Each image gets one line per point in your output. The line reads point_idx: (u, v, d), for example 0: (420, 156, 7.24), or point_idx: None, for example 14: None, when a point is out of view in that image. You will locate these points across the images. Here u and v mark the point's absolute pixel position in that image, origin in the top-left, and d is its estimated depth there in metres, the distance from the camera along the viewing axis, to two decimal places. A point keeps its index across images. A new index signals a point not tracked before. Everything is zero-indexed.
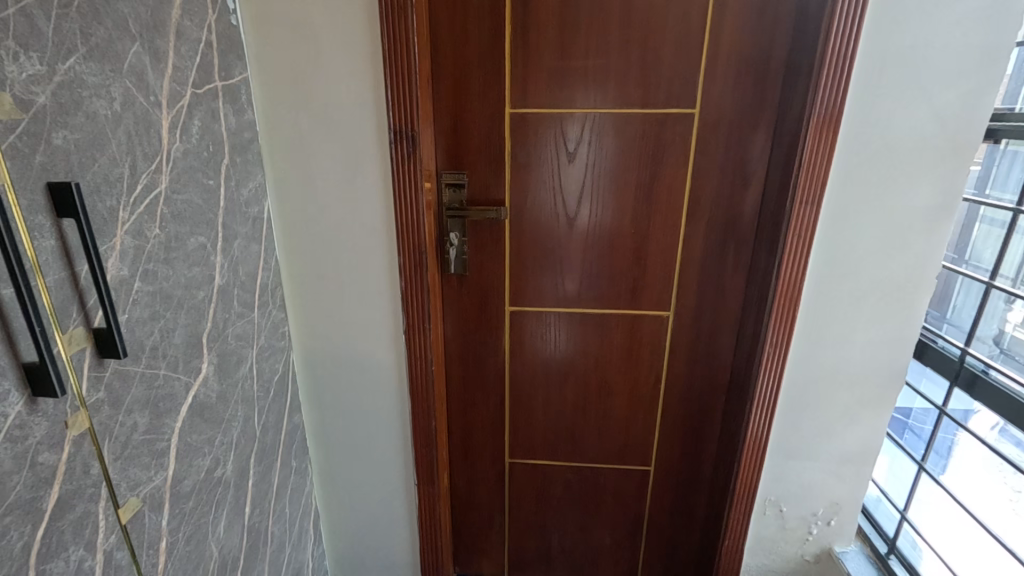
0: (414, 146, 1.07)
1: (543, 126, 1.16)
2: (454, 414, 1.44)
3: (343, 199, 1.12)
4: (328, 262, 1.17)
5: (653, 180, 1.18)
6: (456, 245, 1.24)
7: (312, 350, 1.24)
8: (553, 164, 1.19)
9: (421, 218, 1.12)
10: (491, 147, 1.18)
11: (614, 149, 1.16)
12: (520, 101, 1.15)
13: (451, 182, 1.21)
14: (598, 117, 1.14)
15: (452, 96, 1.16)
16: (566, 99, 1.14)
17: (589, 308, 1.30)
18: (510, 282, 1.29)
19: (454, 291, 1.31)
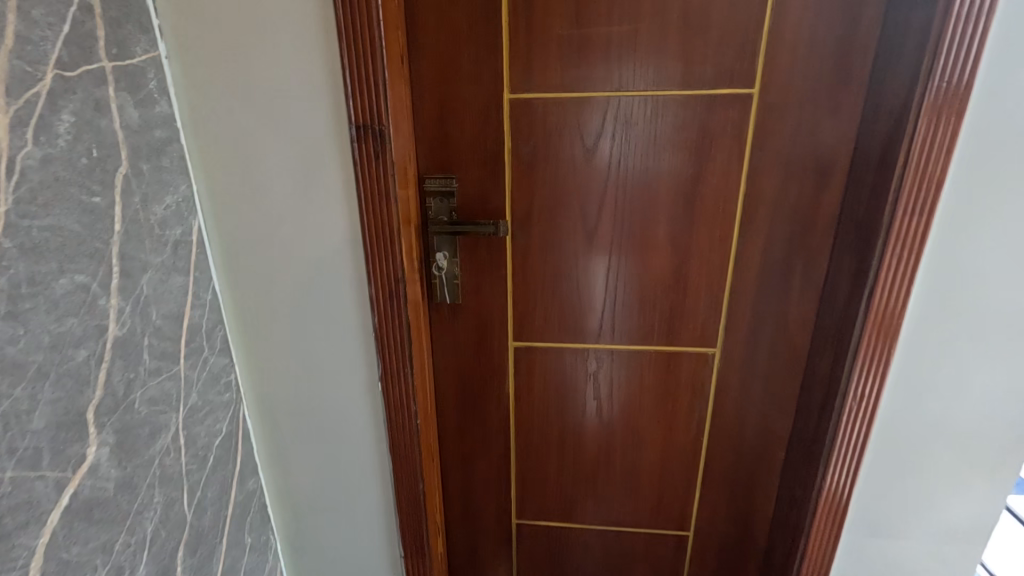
0: (385, 145, 0.82)
1: (553, 115, 0.90)
2: (450, 468, 1.19)
3: (297, 214, 0.87)
4: (284, 292, 0.93)
5: (697, 181, 0.91)
6: (445, 267, 0.99)
7: (270, 399, 1.00)
8: (565, 164, 0.92)
9: (397, 239, 0.88)
10: (487, 143, 0.92)
11: (645, 142, 0.90)
12: (523, 83, 0.88)
13: (438, 189, 0.95)
14: (625, 102, 0.88)
15: (434, 78, 0.89)
16: (585, 78, 0.87)
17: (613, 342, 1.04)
18: (514, 311, 1.04)
19: (445, 322, 1.06)
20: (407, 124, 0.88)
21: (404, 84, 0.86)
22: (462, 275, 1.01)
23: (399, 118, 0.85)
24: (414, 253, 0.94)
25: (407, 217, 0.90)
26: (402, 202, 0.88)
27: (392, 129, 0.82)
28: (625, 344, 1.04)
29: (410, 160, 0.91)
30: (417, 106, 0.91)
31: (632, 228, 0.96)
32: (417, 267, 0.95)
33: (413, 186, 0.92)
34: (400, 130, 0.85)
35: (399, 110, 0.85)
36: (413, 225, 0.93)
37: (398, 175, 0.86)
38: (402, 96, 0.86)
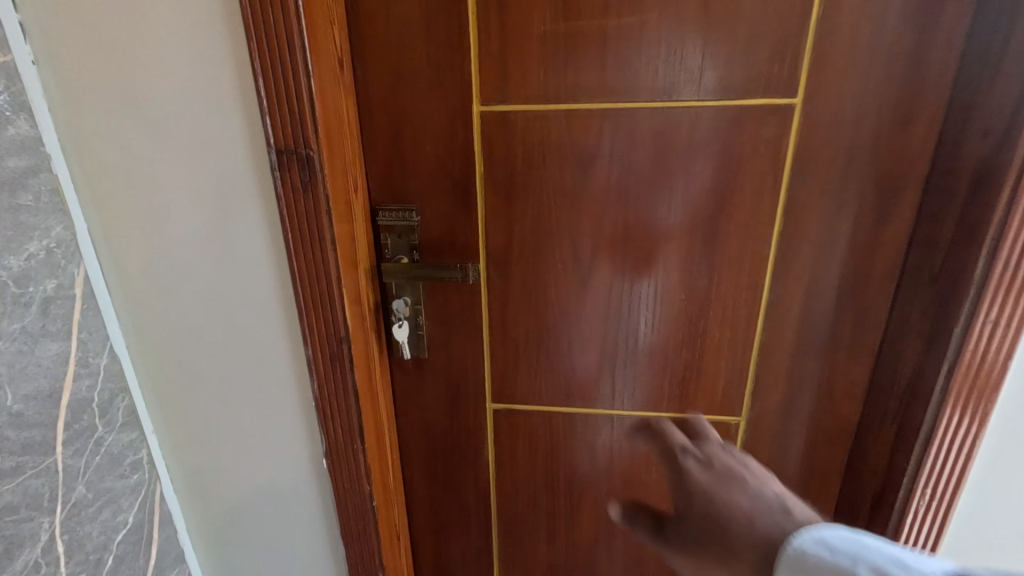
0: (316, 174, 0.64)
1: (536, 132, 0.70)
2: (421, 544, 1.01)
3: (214, 257, 0.70)
4: (205, 350, 0.75)
5: (721, 216, 0.71)
6: (408, 315, 0.81)
7: (197, 474, 0.83)
8: (551, 193, 0.73)
9: (337, 289, 0.69)
10: (453, 167, 0.73)
11: (653, 164, 0.70)
12: (497, 91, 0.69)
13: (395, 222, 0.77)
14: (628, 115, 0.68)
15: (385, 86, 0.70)
16: (575, 85, 0.68)
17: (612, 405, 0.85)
18: (492, 367, 0.85)
19: (408, 380, 0.87)
20: (350, 144, 0.70)
21: (343, 95, 0.68)
22: (429, 324, 0.83)
23: (336, 138, 0.66)
24: (364, 302, 0.76)
25: (353, 260, 0.72)
26: (344, 243, 0.70)
27: (325, 153, 0.64)
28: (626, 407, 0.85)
29: (356, 188, 0.72)
30: (364, 121, 0.72)
31: (636, 271, 0.76)
32: (368, 319, 0.77)
33: (362, 221, 0.74)
34: (339, 153, 0.67)
35: (336, 127, 0.66)
36: (362, 268, 0.75)
37: (337, 210, 0.67)
38: (341, 111, 0.67)
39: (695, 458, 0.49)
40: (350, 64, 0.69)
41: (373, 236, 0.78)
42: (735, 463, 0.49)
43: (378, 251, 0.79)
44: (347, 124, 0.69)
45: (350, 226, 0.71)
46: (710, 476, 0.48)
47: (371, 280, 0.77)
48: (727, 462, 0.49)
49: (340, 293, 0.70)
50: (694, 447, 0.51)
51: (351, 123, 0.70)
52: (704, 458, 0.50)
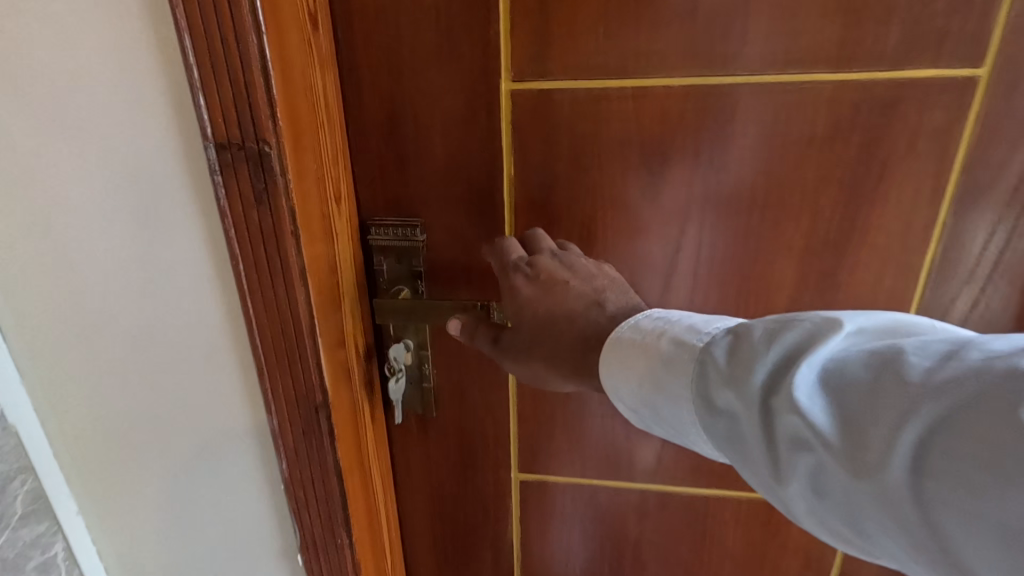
0: (276, 177, 0.44)
1: (589, 120, 0.49)
2: None
3: (140, 292, 0.51)
4: (137, 413, 0.56)
5: (851, 238, 0.50)
6: (410, 363, 0.61)
7: (137, 568, 0.64)
8: (608, 204, 0.52)
9: (309, 339, 0.49)
10: (473, 168, 0.53)
11: (758, 165, 0.49)
12: (536, 59, 0.48)
13: (393, 243, 0.56)
14: (727, 95, 0.47)
15: (377, 54, 0.50)
16: (651, 50, 0.47)
17: (675, 479, 0.66)
18: (519, 428, 0.65)
19: (410, 442, 0.67)
20: (332, 134, 0.50)
21: (320, 64, 0.47)
22: (438, 375, 0.63)
23: (309, 125, 0.46)
24: (353, 350, 0.56)
25: (336, 292, 0.52)
26: (321, 273, 0.50)
27: (290, 148, 0.44)
28: (694, 480, 0.65)
29: (342, 196, 0.52)
30: (349, 103, 0.52)
31: (722, 314, 0.55)
32: (358, 371, 0.57)
33: (349, 241, 0.54)
34: (314, 147, 0.47)
35: (309, 109, 0.46)
36: (350, 303, 0.55)
37: (309, 228, 0.47)
38: (316, 86, 0.47)
39: (527, 273, 0.49)
40: (327, 21, 0.49)
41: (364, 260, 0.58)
42: (563, 272, 0.49)
43: (370, 279, 0.59)
44: (327, 106, 0.49)
45: (332, 246, 0.51)
46: (540, 289, 0.48)
47: (363, 318, 0.57)
48: (556, 274, 0.49)
49: (315, 343, 0.50)
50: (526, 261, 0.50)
51: (332, 104, 0.50)
52: (534, 267, 0.49)
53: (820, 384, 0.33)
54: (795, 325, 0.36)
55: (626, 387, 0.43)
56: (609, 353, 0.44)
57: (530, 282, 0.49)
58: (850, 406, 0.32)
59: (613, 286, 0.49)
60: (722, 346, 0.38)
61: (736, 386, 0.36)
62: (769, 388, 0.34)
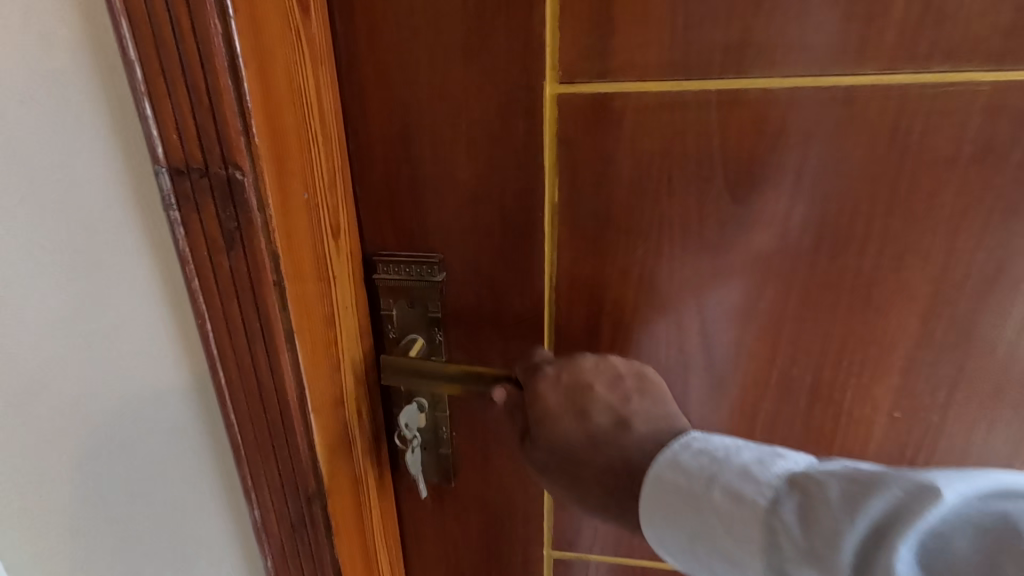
0: (252, 210, 0.33)
1: (660, 134, 0.38)
2: None
3: (70, 361, 0.39)
4: (54, 527, 0.42)
5: (996, 287, 0.39)
6: (424, 426, 0.50)
7: None
8: (677, 241, 0.41)
9: (298, 415, 0.38)
10: (506, 192, 0.42)
11: (880, 194, 0.38)
12: (592, 56, 0.37)
13: (405, 283, 0.45)
14: (845, 102, 0.36)
15: (385, 47, 0.39)
16: (747, 43, 0.35)
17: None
18: (553, 507, 0.53)
19: (421, 517, 0.56)
20: (327, 150, 0.39)
21: (311, 60, 0.36)
22: (458, 438, 0.52)
23: (297, 140, 0.35)
24: (355, 417, 0.44)
25: (334, 349, 0.41)
26: (314, 329, 0.38)
27: (270, 171, 0.33)
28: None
29: (341, 228, 0.41)
30: (351, 111, 0.41)
31: (818, 378, 0.44)
32: (363, 442, 0.46)
33: (350, 282, 0.42)
34: (304, 168, 0.36)
35: (297, 119, 0.35)
36: (351, 360, 0.43)
37: (299, 274, 0.36)
38: (307, 88, 0.36)
39: (550, 377, 0.42)
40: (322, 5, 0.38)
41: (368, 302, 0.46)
42: (591, 376, 0.41)
43: (375, 325, 0.47)
44: (322, 115, 0.38)
45: (329, 293, 0.39)
46: (564, 396, 0.41)
47: (367, 375, 0.46)
48: (582, 378, 0.41)
49: (306, 419, 0.39)
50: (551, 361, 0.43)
51: (328, 112, 0.39)
52: (557, 368, 0.42)
53: (926, 568, 0.25)
54: (877, 487, 0.27)
55: (676, 543, 0.34)
56: (650, 498, 0.35)
57: (553, 385, 0.41)
58: None
59: (646, 394, 0.40)
60: (793, 505, 0.30)
61: (818, 566, 0.27)
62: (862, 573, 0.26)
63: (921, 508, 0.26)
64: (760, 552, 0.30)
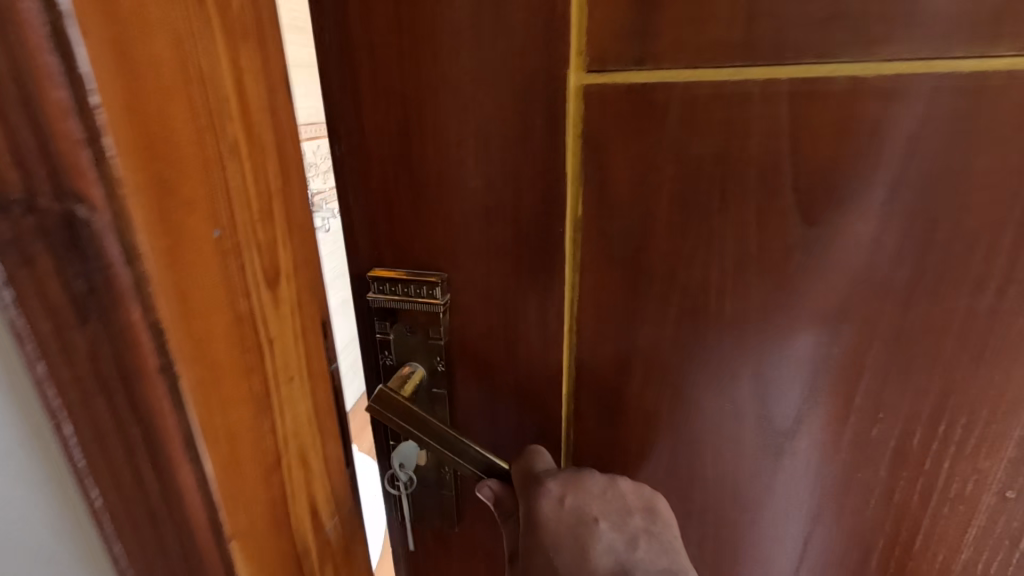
0: (112, 261, 0.24)
1: (713, 135, 0.30)
2: None
3: None
4: None
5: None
6: (423, 467, 0.44)
7: None
8: (729, 270, 0.33)
9: (201, 522, 0.29)
10: (520, 201, 0.35)
11: (1008, 217, 0.29)
12: (629, 37, 0.30)
13: (403, 304, 0.39)
14: (966, 94, 0.27)
15: (380, 26, 0.33)
16: (835, 16, 0.27)
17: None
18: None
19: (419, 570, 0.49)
20: (258, 175, 0.30)
21: (228, 50, 0.27)
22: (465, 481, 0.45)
23: (200, 163, 0.27)
24: (305, 497, 0.37)
25: (268, 424, 0.33)
26: (235, 409, 0.30)
27: (143, 204, 0.24)
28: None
29: (282, 272, 0.33)
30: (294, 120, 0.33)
31: (905, 444, 0.35)
32: (312, 523, 0.38)
33: (298, 338, 0.35)
34: (213, 201, 0.27)
35: (200, 135, 0.26)
36: (297, 429, 0.35)
37: (200, 342, 0.27)
38: (220, 93, 0.27)
39: (551, 507, 0.36)
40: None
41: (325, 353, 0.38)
42: (597, 518, 0.36)
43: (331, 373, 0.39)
44: (247, 127, 0.29)
45: (262, 354, 0.32)
46: (565, 533, 0.35)
47: (322, 443, 0.38)
48: (587, 520, 0.35)
49: (214, 519, 0.30)
50: (555, 482, 0.37)
51: (264, 122, 0.30)
52: (561, 488, 0.36)
53: None
54: None
55: None
56: None
57: (556, 511, 0.35)
58: None
59: (653, 536, 0.36)
60: None
61: None
62: None
63: None
64: None
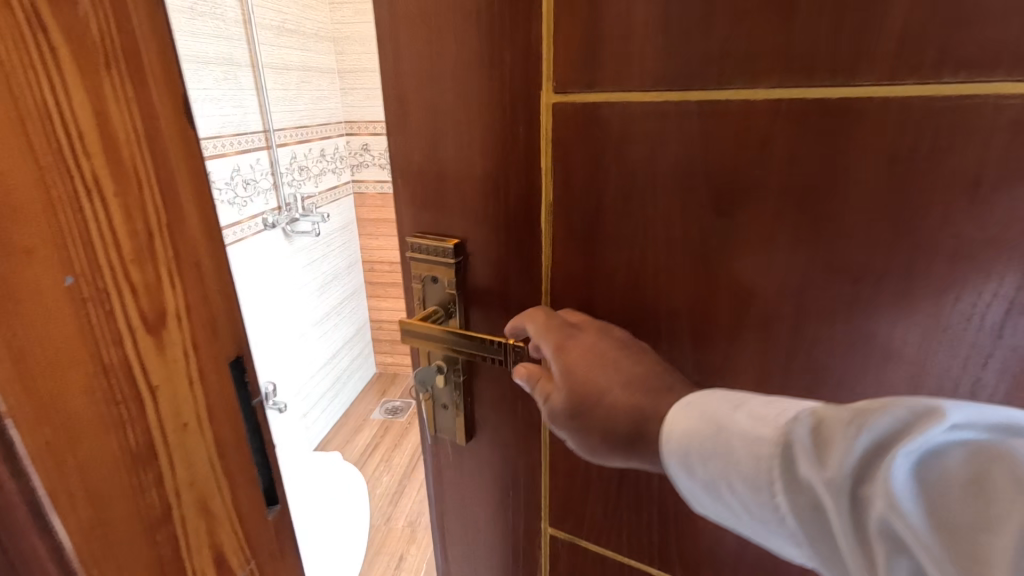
0: None
1: (643, 142, 0.41)
2: None
3: None
4: None
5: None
6: (442, 389, 0.62)
7: None
8: (661, 245, 0.44)
9: None
10: (509, 187, 0.48)
11: (878, 213, 0.36)
12: (583, 69, 0.41)
13: (427, 259, 0.54)
14: (836, 113, 0.35)
15: (418, 61, 0.47)
16: (726, 57, 0.36)
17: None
18: (552, 477, 0.59)
19: (443, 461, 0.67)
20: (131, 223, 0.33)
21: (93, 110, 0.30)
22: (470, 403, 0.61)
23: (56, 235, 0.29)
24: (206, 538, 0.41)
25: (151, 464, 0.36)
26: (95, 464, 0.32)
27: None
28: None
29: (169, 314, 0.36)
30: (193, 172, 0.38)
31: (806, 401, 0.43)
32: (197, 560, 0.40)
33: (180, 385, 0.37)
34: (62, 251, 0.30)
35: (54, 216, 0.29)
36: (193, 469, 0.39)
37: (54, 406, 0.30)
38: (79, 147, 0.30)
39: (573, 332, 0.46)
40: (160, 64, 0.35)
41: (240, 393, 0.44)
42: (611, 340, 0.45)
43: (255, 411, 0.46)
44: (110, 201, 0.32)
45: (144, 402, 0.35)
46: (587, 351, 0.44)
47: (224, 479, 0.42)
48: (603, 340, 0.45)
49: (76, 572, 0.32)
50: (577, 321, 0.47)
51: (143, 169, 0.34)
52: (581, 320, 0.47)
53: (920, 482, 0.27)
54: (890, 411, 0.29)
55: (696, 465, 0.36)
56: (677, 425, 0.37)
57: (575, 339, 0.45)
58: (936, 504, 0.26)
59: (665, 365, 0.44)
60: (802, 430, 0.32)
61: (821, 468, 0.30)
62: (859, 475, 0.29)
63: (925, 426, 0.27)
64: (778, 469, 0.32)
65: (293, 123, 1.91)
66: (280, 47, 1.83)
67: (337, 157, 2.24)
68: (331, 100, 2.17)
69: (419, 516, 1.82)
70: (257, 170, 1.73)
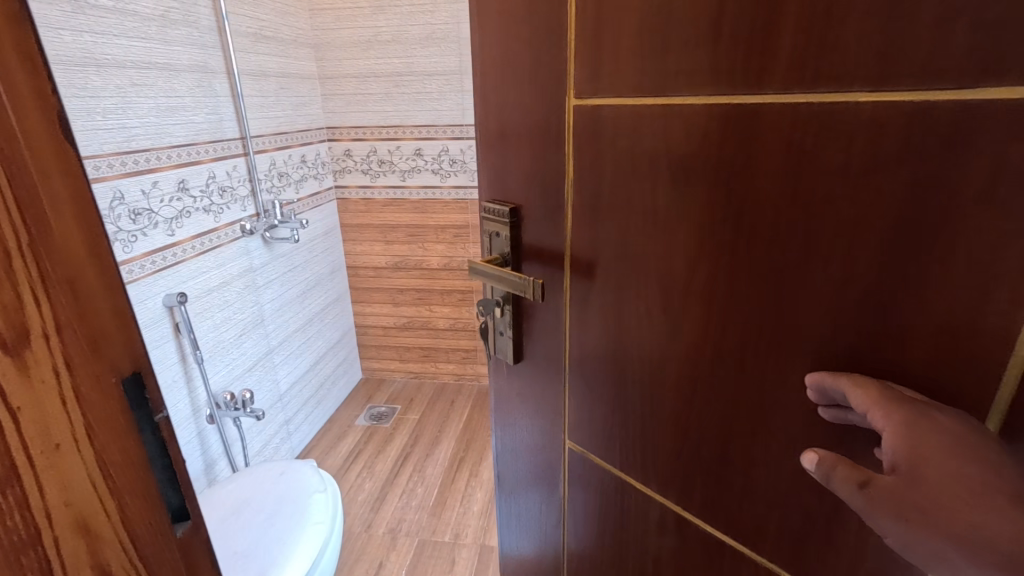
0: None
1: (628, 135, 0.50)
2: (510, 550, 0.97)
3: None
4: None
5: (914, 312, 0.36)
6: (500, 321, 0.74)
7: None
8: (637, 220, 0.52)
9: None
10: (546, 167, 0.60)
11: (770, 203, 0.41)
12: (590, 78, 0.52)
13: (490, 214, 0.68)
14: (737, 118, 0.42)
15: (493, 66, 0.62)
16: (675, 71, 0.45)
17: (690, 507, 0.58)
18: (569, 394, 0.69)
19: (502, 381, 0.82)
20: None
21: None
22: (519, 335, 0.73)
23: None
24: (87, 563, 0.35)
25: (12, 490, 0.30)
26: None
27: None
28: (708, 518, 0.56)
29: (33, 334, 0.30)
30: (66, 166, 0.31)
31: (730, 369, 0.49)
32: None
33: (49, 407, 0.32)
34: None
35: None
36: (69, 493, 0.33)
37: None
38: None
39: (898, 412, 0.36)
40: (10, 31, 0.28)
41: (141, 411, 0.38)
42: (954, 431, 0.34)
43: (160, 427, 0.39)
44: None
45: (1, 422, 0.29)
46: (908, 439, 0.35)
47: (120, 504, 0.36)
48: (942, 428, 0.34)
49: None
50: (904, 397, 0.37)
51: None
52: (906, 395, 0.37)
53: None
54: None
55: None
56: None
57: (928, 431, 0.35)
58: None
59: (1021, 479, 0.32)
60: None
61: None
62: None
63: None
64: None
65: (271, 131, 1.93)
66: (258, 55, 1.85)
67: (318, 163, 2.26)
68: (314, 108, 2.22)
69: (398, 522, 1.83)
70: (235, 177, 1.75)
